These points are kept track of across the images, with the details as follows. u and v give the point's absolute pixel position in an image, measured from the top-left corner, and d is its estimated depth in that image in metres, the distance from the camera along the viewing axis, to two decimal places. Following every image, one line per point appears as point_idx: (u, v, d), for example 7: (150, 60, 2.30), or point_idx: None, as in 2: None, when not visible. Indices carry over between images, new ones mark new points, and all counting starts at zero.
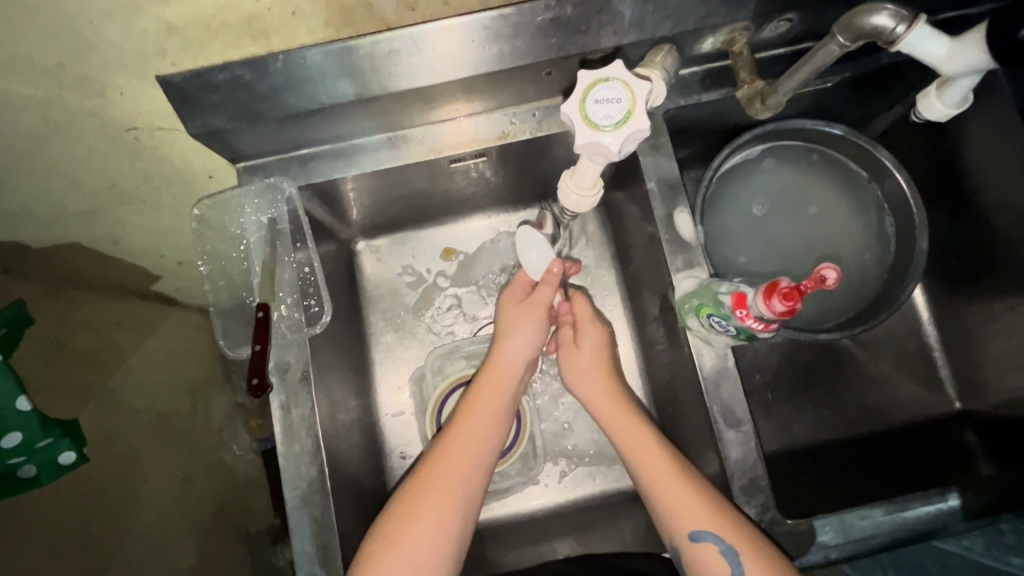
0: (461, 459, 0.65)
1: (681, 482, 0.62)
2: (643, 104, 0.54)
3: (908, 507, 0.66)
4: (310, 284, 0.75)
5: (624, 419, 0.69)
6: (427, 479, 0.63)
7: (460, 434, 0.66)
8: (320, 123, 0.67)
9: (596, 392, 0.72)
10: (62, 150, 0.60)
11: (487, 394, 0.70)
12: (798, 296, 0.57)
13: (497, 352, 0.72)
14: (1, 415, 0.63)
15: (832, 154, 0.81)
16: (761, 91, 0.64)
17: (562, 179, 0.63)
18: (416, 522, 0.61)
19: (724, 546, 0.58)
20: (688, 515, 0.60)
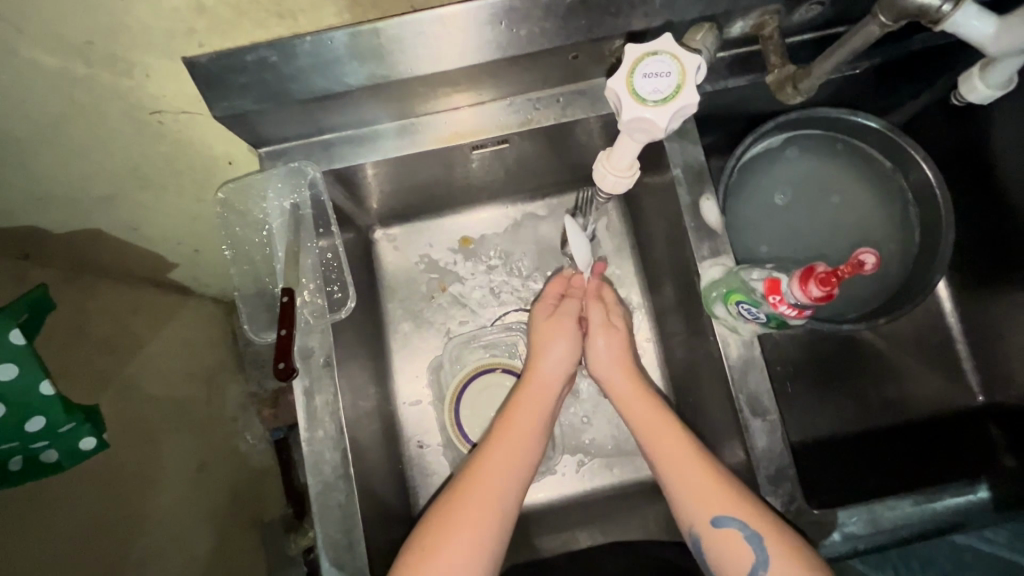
0: (501, 471, 0.63)
1: (703, 467, 0.62)
2: (693, 79, 0.53)
3: (937, 498, 0.66)
4: (333, 270, 0.75)
5: (650, 410, 0.68)
6: (467, 491, 0.61)
7: (499, 447, 0.65)
8: (345, 107, 0.66)
9: (620, 381, 0.71)
10: (87, 132, 0.60)
11: (527, 407, 0.68)
12: (835, 281, 0.57)
13: (534, 364, 0.71)
14: (25, 399, 0.63)
15: (858, 144, 0.80)
16: (794, 76, 0.63)
17: (599, 160, 0.61)
18: (456, 536, 0.59)
19: (749, 531, 0.58)
20: (711, 501, 0.60)
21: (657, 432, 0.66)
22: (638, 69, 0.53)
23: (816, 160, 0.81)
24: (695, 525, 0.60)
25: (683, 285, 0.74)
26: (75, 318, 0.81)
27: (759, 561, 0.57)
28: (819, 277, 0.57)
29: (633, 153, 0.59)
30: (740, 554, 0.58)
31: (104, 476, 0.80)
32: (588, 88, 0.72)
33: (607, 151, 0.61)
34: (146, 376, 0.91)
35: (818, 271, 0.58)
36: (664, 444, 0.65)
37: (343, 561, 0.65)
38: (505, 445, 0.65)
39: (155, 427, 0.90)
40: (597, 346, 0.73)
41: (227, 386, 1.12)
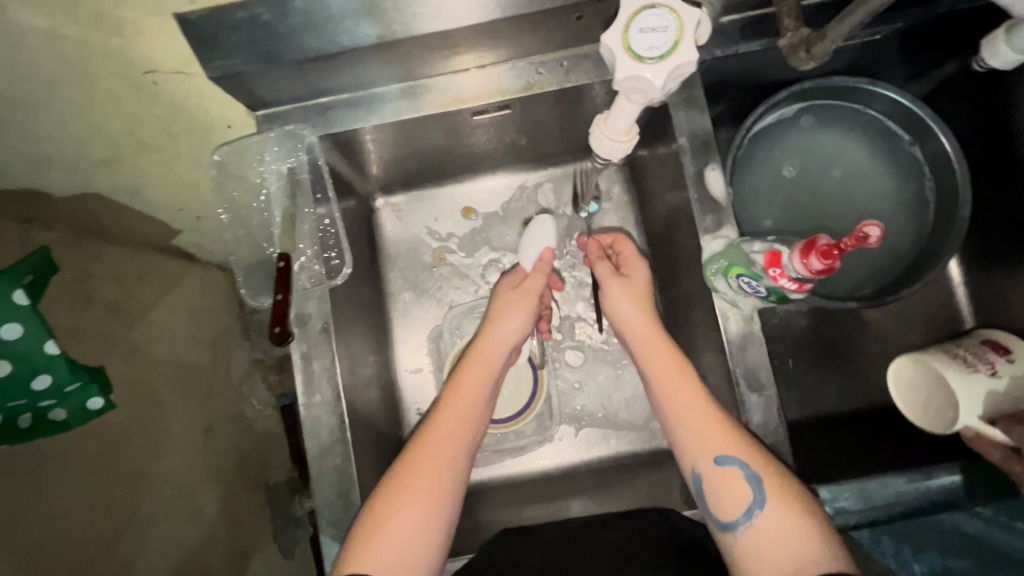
0: (445, 450, 0.61)
1: (710, 412, 0.60)
2: (691, 35, 0.50)
3: (932, 477, 0.64)
4: (330, 236, 0.75)
5: (659, 348, 0.64)
6: (414, 465, 0.59)
7: (441, 426, 0.62)
8: (342, 68, 0.65)
9: (636, 321, 0.67)
10: (79, 92, 0.59)
11: (472, 384, 0.65)
12: (837, 254, 0.54)
13: (485, 333, 0.68)
14: (29, 359, 0.64)
15: (874, 115, 0.77)
16: (807, 40, 0.59)
17: (595, 123, 0.59)
18: (403, 512, 0.56)
19: (748, 471, 0.56)
20: (711, 441, 0.58)
21: (668, 363, 0.63)
22: (633, 24, 0.50)
23: (831, 130, 0.79)
24: (697, 464, 0.58)
25: (686, 257, 0.73)
26: (82, 282, 0.84)
27: (756, 499, 0.55)
28: (821, 250, 0.54)
29: (631, 117, 0.57)
30: (737, 494, 0.56)
31: (109, 436, 0.83)
32: (593, 52, 0.69)
33: (604, 115, 0.59)
34: (151, 340, 0.93)
35: (821, 244, 0.55)
36: (667, 382, 0.62)
37: (340, 522, 0.66)
38: (449, 420, 0.62)
39: (161, 390, 0.92)
40: (613, 296, 0.68)
41: (232, 353, 1.13)
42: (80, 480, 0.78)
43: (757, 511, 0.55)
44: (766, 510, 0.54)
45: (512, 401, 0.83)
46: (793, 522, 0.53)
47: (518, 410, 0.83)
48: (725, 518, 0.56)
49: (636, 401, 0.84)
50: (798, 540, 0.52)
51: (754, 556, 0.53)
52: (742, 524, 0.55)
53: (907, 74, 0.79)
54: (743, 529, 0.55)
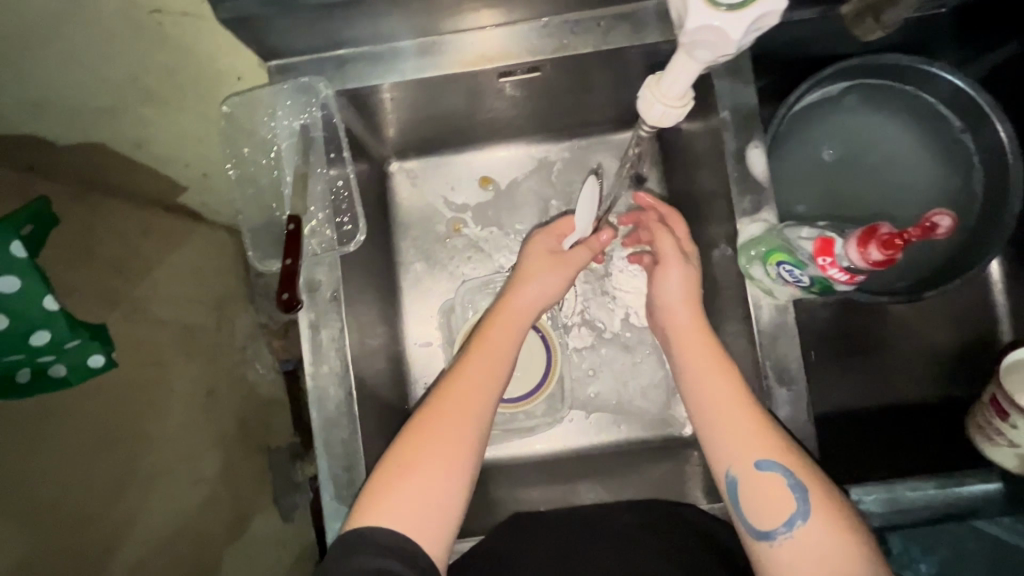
0: (473, 394, 0.58)
1: (756, 419, 0.57)
2: None
3: (965, 482, 0.60)
4: (343, 199, 0.71)
5: (704, 347, 0.61)
6: (436, 417, 0.56)
7: (470, 368, 0.60)
8: (362, 18, 0.60)
9: (679, 314, 0.64)
10: (80, 31, 0.55)
11: (491, 344, 0.61)
12: (900, 245, 0.50)
13: (514, 288, 0.65)
14: (27, 313, 0.61)
15: (925, 100, 0.71)
16: (875, 7, 0.56)
17: (645, 86, 0.51)
18: (428, 453, 0.54)
19: (792, 480, 0.54)
20: (752, 444, 0.56)
21: (711, 358, 0.61)
22: None
23: (877, 113, 0.74)
24: (732, 467, 0.56)
25: (716, 241, 0.69)
26: (82, 236, 0.82)
27: (800, 510, 0.52)
28: (882, 239, 0.51)
29: (689, 78, 0.49)
30: (781, 502, 0.53)
31: (111, 392, 0.83)
32: (633, 13, 0.64)
33: (655, 76, 0.51)
34: (154, 299, 0.91)
35: (880, 233, 0.52)
36: (710, 381, 0.59)
37: (344, 496, 0.64)
38: (479, 363, 0.60)
39: (164, 349, 0.90)
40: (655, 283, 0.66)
41: (236, 315, 1.07)
42: (74, 438, 0.78)
43: (798, 521, 0.52)
44: (808, 520, 0.52)
45: (526, 379, 0.80)
46: (837, 537, 0.50)
47: (534, 387, 0.80)
48: (762, 526, 0.53)
49: (652, 388, 0.82)
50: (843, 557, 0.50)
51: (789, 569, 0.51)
52: (781, 534, 0.52)
53: (967, 54, 0.74)
54: (782, 539, 0.52)
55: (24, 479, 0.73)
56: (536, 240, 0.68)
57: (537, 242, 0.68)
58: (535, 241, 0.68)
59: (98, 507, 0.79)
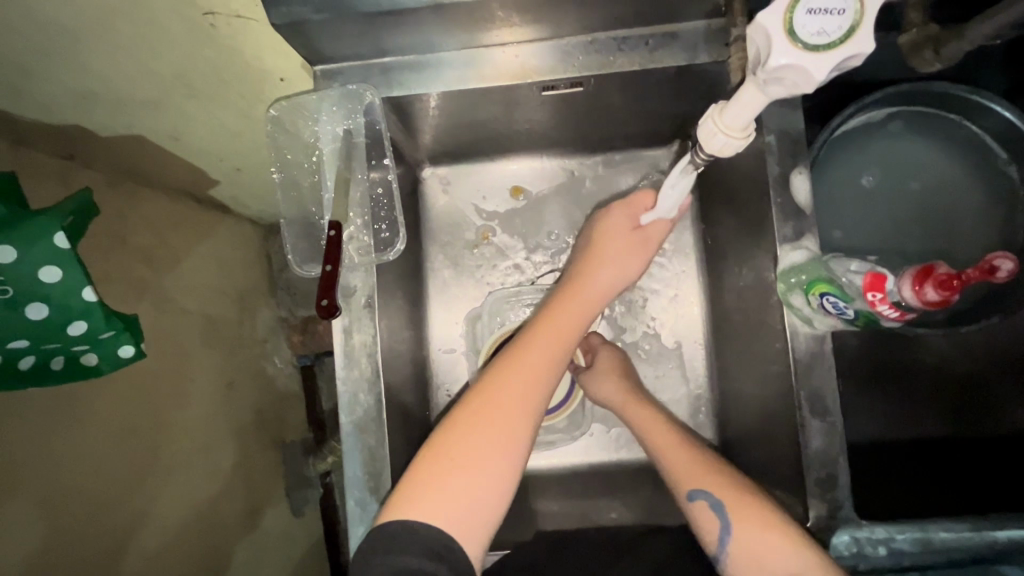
0: (534, 376, 0.57)
1: (685, 456, 0.63)
2: (872, 19, 0.44)
3: (1002, 527, 0.57)
4: (382, 206, 0.71)
5: (635, 407, 0.70)
6: (491, 396, 0.55)
7: (532, 350, 0.58)
8: (409, 26, 0.60)
9: (609, 387, 0.73)
10: (134, 28, 0.56)
11: (553, 334, 0.60)
12: (958, 286, 0.51)
13: (587, 269, 0.64)
14: (66, 302, 0.63)
15: (971, 129, 0.70)
16: (936, 37, 0.55)
17: (708, 114, 0.51)
18: (480, 433, 0.54)
19: (712, 501, 0.59)
20: (685, 477, 0.62)
21: (639, 415, 0.69)
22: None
23: (921, 141, 0.73)
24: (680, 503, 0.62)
25: (751, 263, 0.69)
26: (115, 226, 0.81)
27: (721, 527, 0.57)
28: (939, 280, 0.51)
29: (755, 110, 0.49)
30: (707, 526, 0.58)
31: (137, 382, 0.82)
32: (680, 32, 0.64)
33: (719, 106, 0.51)
34: (180, 291, 0.91)
35: (938, 273, 0.52)
36: (647, 426, 0.68)
37: (367, 501, 0.64)
38: (544, 344, 0.59)
39: (188, 341, 0.91)
40: (594, 379, 0.74)
41: (258, 307, 1.13)
42: (99, 428, 0.76)
43: (726, 536, 0.57)
44: (733, 534, 0.56)
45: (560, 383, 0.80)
46: (759, 548, 0.54)
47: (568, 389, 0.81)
48: (709, 549, 0.59)
49: (675, 406, 0.81)
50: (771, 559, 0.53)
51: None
52: (718, 551, 0.57)
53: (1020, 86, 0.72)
54: (723, 558, 0.57)
55: (49, 463, 0.69)
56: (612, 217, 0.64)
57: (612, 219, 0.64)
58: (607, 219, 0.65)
59: (116, 498, 0.77)
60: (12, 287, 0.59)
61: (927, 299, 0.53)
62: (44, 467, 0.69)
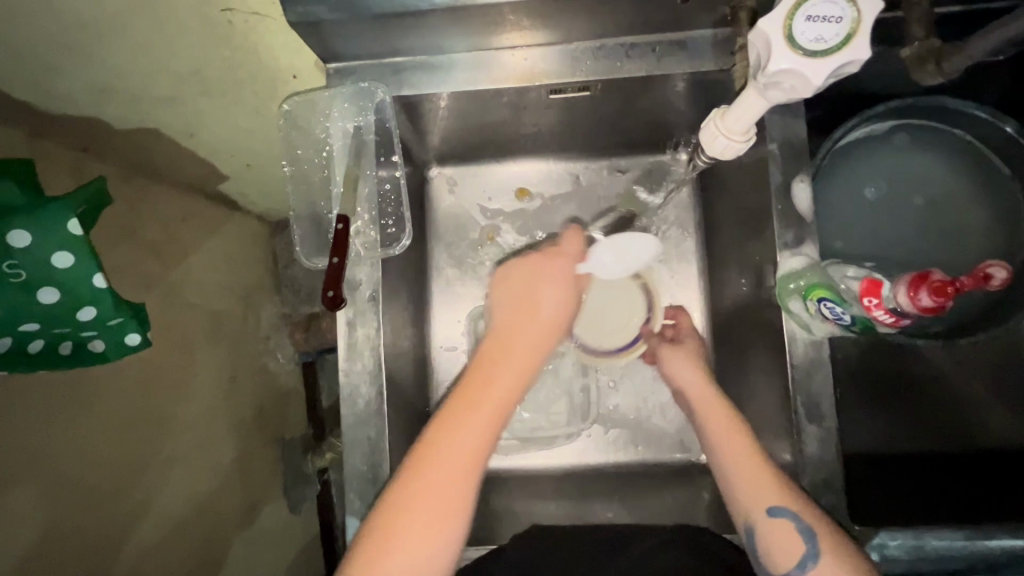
0: (465, 444, 0.56)
1: (756, 467, 0.58)
2: (868, 25, 0.46)
3: (994, 536, 0.57)
4: (390, 202, 0.72)
5: (717, 411, 0.64)
6: (425, 473, 0.55)
7: (462, 419, 0.56)
8: (421, 28, 0.62)
9: (690, 380, 0.69)
10: (153, 24, 0.58)
11: (496, 394, 0.57)
12: (950, 292, 0.53)
13: (516, 323, 0.60)
14: (76, 287, 0.64)
15: (974, 144, 0.71)
16: (939, 51, 0.55)
17: (711, 118, 0.55)
18: (420, 510, 0.54)
19: (800, 524, 0.55)
20: (765, 492, 0.57)
21: (720, 421, 0.63)
22: (804, 8, 0.46)
23: (924, 155, 0.74)
24: (751, 520, 0.57)
25: (752, 270, 0.69)
26: (123, 217, 0.80)
27: (809, 552, 0.53)
28: (933, 285, 0.53)
29: (755, 114, 0.53)
30: (790, 546, 0.54)
31: (140, 373, 0.82)
32: (686, 41, 0.65)
33: (722, 109, 0.55)
34: (187, 283, 0.92)
35: (932, 279, 0.54)
36: (719, 437, 0.62)
37: (366, 494, 0.65)
38: (473, 411, 0.56)
39: (191, 334, 0.92)
40: (676, 365, 0.71)
41: (262, 303, 1.15)
42: (99, 420, 0.75)
43: (810, 562, 0.53)
44: (820, 562, 0.53)
45: (624, 330, 0.78)
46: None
47: (630, 342, 0.79)
48: (777, 570, 0.55)
49: (673, 408, 0.81)
50: None
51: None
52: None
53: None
54: None
55: (47, 449, 0.68)
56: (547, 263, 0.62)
57: (556, 265, 0.62)
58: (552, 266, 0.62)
59: (115, 490, 0.77)
60: (23, 270, 0.60)
61: (922, 304, 0.55)
62: (41, 458, 0.68)
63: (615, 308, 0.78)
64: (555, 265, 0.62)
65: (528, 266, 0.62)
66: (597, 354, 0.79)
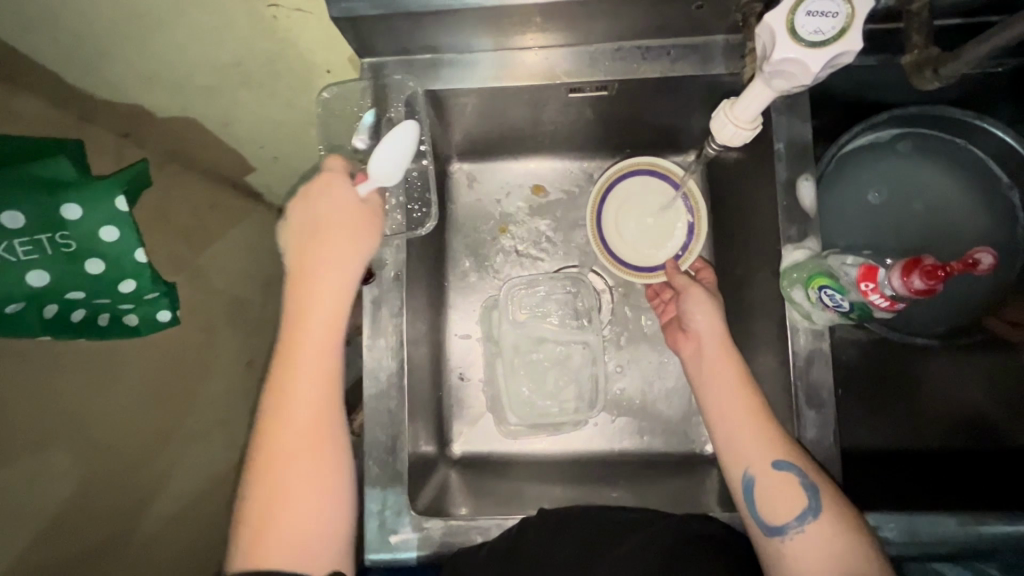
0: (298, 413, 0.58)
1: (760, 421, 0.60)
2: (862, 21, 0.50)
3: (987, 523, 0.61)
4: (417, 190, 0.76)
5: (723, 361, 0.63)
6: (278, 453, 0.57)
7: (292, 392, 0.59)
8: (451, 27, 0.66)
9: (708, 327, 0.66)
10: (204, 17, 0.62)
11: (313, 345, 0.60)
12: (942, 276, 0.55)
13: (302, 292, 0.61)
14: (120, 261, 0.71)
15: (974, 151, 0.74)
16: (937, 59, 0.59)
17: (720, 109, 0.58)
18: (285, 484, 0.57)
19: (805, 480, 0.57)
20: (770, 445, 0.58)
21: (727, 376, 0.62)
22: (803, 5, 0.50)
23: (927, 161, 0.76)
24: (751, 468, 0.58)
25: (759, 264, 0.73)
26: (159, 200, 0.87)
27: (810, 507, 0.56)
28: (925, 269, 0.55)
29: (761, 104, 0.56)
30: (792, 502, 0.56)
31: (167, 346, 0.85)
32: (700, 45, 0.69)
33: (731, 100, 0.58)
34: (213, 268, 0.95)
35: (924, 264, 0.56)
36: (725, 393, 0.62)
37: (385, 464, 0.68)
38: (301, 376, 0.59)
39: (217, 317, 0.95)
40: (694, 309, 0.67)
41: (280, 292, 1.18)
42: (115, 386, 0.78)
43: (809, 517, 0.55)
44: (818, 517, 0.55)
45: (649, 254, 0.84)
46: (841, 537, 0.54)
47: (649, 267, 0.83)
48: (774, 522, 0.56)
49: (677, 395, 0.85)
50: (841, 550, 0.53)
51: (801, 564, 0.54)
52: (792, 529, 0.55)
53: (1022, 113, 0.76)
54: (792, 534, 0.55)
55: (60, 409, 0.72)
56: (313, 209, 0.63)
57: (326, 203, 0.63)
58: (317, 207, 0.63)
59: (135, 456, 0.81)
60: (74, 241, 0.67)
61: (914, 288, 0.57)
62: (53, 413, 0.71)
63: (650, 234, 0.84)
64: (325, 207, 0.63)
65: (296, 221, 0.64)
66: (614, 261, 0.84)
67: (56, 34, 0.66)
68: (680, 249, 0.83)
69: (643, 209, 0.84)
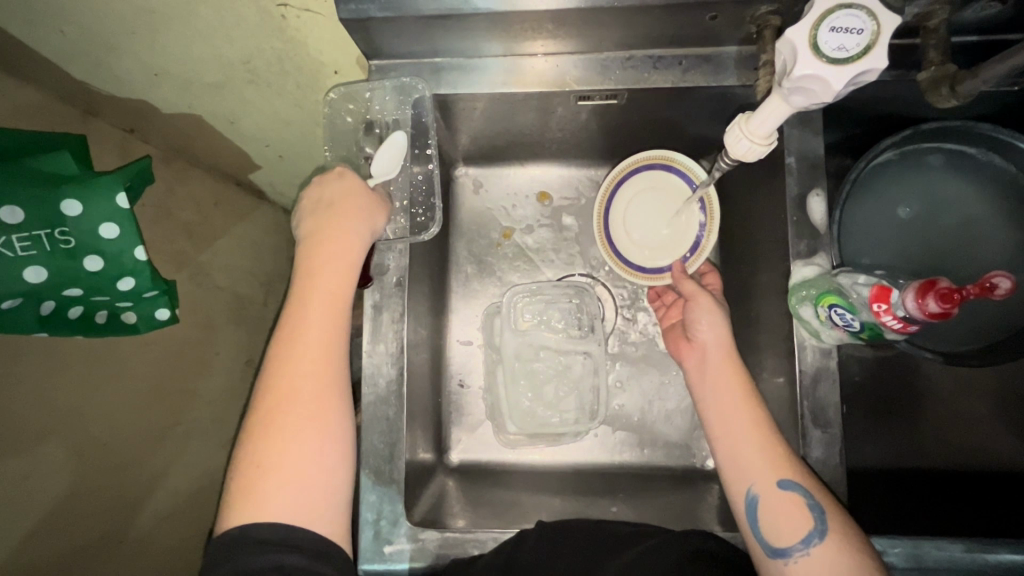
0: (304, 360, 0.54)
1: (763, 438, 0.59)
2: (887, 38, 0.49)
3: (993, 550, 0.60)
4: (422, 193, 0.75)
5: (728, 376, 0.62)
6: (277, 402, 0.53)
7: (298, 339, 0.55)
8: (461, 32, 0.65)
9: (712, 337, 0.65)
10: (212, 15, 0.61)
11: (321, 294, 0.57)
12: (957, 299, 0.53)
13: (314, 239, 0.60)
14: (119, 258, 0.70)
15: (998, 164, 0.72)
16: (954, 76, 0.58)
17: (736, 123, 0.57)
18: (283, 436, 0.52)
19: (810, 500, 0.55)
20: (775, 464, 0.57)
21: (731, 390, 0.61)
22: (826, 21, 0.49)
23: (952, 174, 0.74)
24: (755, 486, 0.57)
25: (767, 278, 0.72)
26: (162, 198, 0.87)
27: (817, 529, 0.54)
28: (939, 292, 0.53)
29: (778, 120, 0.55)
30: (797, 523, 0.55)
31: (165, 345, 0.85)
32: (713, 55, 0.68)
33: (745, 114, 0.57)
34: (216, 266, 0.94)
35: (939, 286, 0.55)
36: (730, 408, 0.60)
37: (383, 471, 0.67)
38: (310, 321, 0.56)
39: (217, 315, 0.93)
40: (699, 316, 0.66)
41: None
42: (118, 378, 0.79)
43: (815, 539, 0.54)
44: (824, 540, 0.54)
45: (656, 255, 0.80)
46: (847, 562, 0.52)
47: (655, 268, 0.80)
48: (776, 543, 0.55)
49: (678, 407, 0.83)
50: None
51: None
52: (797, 551, 0.54)
53: None
54: (797, 556, 0.54)
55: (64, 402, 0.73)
56: (330, 176, 0.63)
57: (344, 176, 0.63)
58: (333, 176, 0.63)
59: (135, 454, 0.80)
60: (73, 237, 0.66)
61: (929, 310, 0.55)
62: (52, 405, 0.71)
63: (657, 234, 0.81)
64: (341, 176, 0.63)
65: (314, 183, 0.63)
66: (619, 262, 0.81)
67: (64, 27, 0.66)
68: (689, 250, 0.79)
69: (652, 207, 0.80)
